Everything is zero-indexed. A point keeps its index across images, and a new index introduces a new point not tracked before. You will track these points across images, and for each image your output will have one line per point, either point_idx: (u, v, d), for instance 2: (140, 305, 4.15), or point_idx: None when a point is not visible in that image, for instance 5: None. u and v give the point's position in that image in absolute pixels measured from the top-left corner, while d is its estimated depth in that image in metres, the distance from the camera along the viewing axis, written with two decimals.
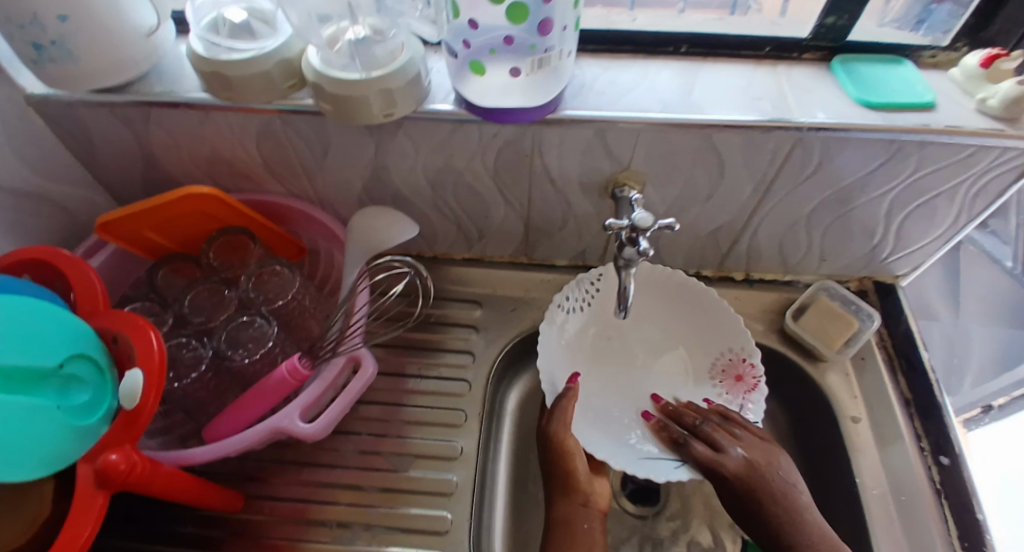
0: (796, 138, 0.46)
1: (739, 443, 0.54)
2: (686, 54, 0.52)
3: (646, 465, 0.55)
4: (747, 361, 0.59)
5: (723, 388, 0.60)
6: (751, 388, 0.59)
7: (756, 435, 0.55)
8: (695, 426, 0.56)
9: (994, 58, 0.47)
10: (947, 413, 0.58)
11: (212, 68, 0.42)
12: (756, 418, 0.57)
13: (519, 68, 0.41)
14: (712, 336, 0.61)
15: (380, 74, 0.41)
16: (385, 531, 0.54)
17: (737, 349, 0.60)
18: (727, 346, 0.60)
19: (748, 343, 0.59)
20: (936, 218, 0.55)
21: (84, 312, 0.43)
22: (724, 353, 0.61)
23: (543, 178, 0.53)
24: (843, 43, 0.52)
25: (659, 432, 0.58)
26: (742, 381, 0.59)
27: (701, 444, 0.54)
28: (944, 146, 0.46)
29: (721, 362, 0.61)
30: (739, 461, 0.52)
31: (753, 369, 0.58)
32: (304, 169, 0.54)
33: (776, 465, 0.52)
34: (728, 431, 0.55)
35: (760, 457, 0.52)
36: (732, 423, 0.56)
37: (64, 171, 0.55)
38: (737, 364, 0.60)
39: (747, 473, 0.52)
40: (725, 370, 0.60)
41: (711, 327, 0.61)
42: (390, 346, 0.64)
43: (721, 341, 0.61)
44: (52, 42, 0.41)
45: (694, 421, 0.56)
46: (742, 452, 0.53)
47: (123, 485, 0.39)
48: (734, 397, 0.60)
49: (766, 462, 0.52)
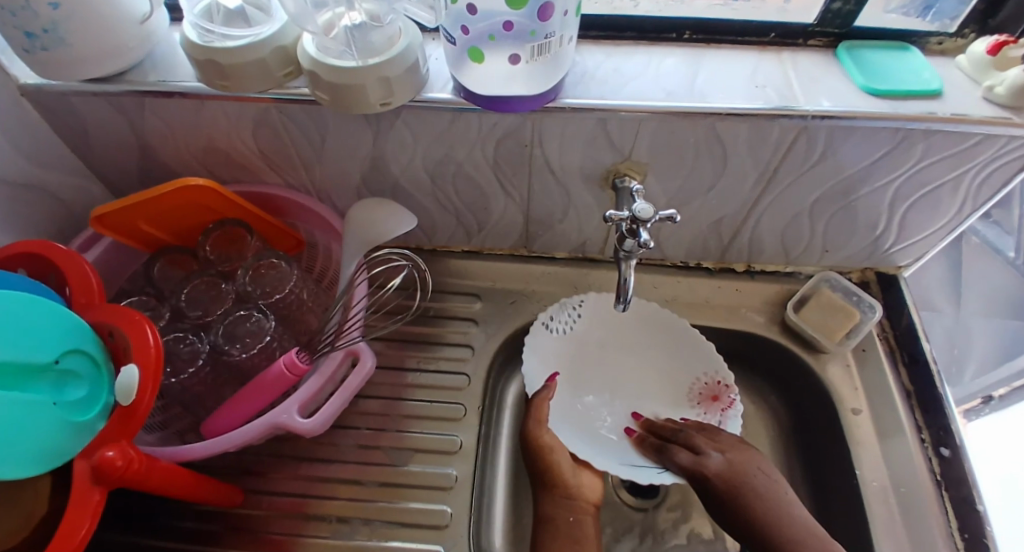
0: (801, 127, 0.45)
1: (717, 445, 0.54)
2: (690, 40, 0.52)
3: (629, 469, 0.55)
4: (724, 384, 0.59)
5: (700, 409, 0.60)
6: (728, 407, 0.58)
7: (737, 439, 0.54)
8: (675, 435, 0.56)
9: (1001, 45, 0.46)
10: (948, 405, 0.58)
11: (207, 56, 0.41)
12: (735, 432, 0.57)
13: (519, 55, 0.40)
14: (686, 361, 0.61)
15: (378, 61, 0.40)
16: (384, 525, 0.53)
17: (712, 373, 0.60)
18: (701, 371, 0.61)
19: (723, 368, 0.59)
20: (940, 208, 0.55)
21: (79, 306, 0.42)
22: (699, 378, 0.61)
23: (543, 169, 0.52)
24: (849, 29, 0.51)
25: (641, 445, 0.57)
26: (719, 401, 0.59)
27: (681, 450, 0.54)
28: (949, 135, 0.46)
29: (696, 386, 0.61)
30: (720, 462, 0.52)
31: (729, 391, 0.59)
32: (301, 160, 0.53)
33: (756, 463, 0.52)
34: (709, 436, 0.55)
35: (740, 457, 0.52)
36: (710, 431, 0.56)
37: (59, 162, 0.54)
38: (714, 387, 0.60)
39: (729, 473, 0.51)
40: (702, 393, 0.60)
41: (685, 353, 0.61)
42: (389, 340, 0.63)
43: (696, 365, 0.61)
44: (44, 30, 0.40)
45: (673, 431, 0.56)
46: (721, 454, 0.52)
47: (121, 481, 0.39)
48: (711, 416, 0.59)
49: (745, 460, 0.52)
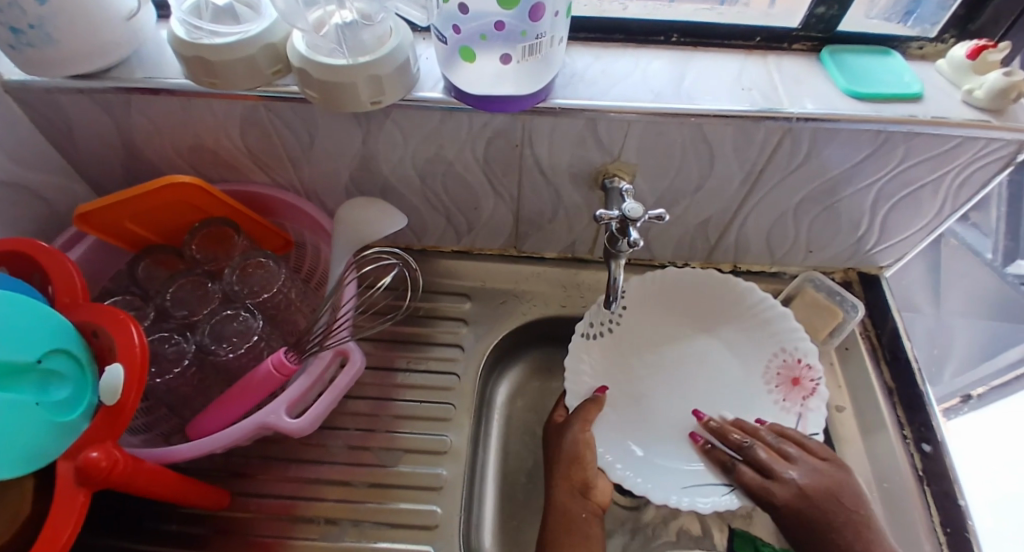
0: (786, 129, 0.46)
1: (792, 466, 0.51)
2: (677, 43, 0.52)
3: (693, 493, 0.53)
4: (804, 363, 0.58)
5: (780, 394, 0.59)
6: (809, 393, 0.57)
7: (811, 456, 0.52)
8: (742, 447, 0.53)
9: (980, 50, 0.47)
10: (930, 402, 0.59)
11: (195, 52, 0.41)
12: (815, 429, 0.55)
13: (510, 55, 0.40)
14: (760, 338, 0.60)
15: (368, 60, 0.40)
16: (373, 526, 0.53)
17: (791, 350, 0.59)
18: (781, 347, 0.59)
19: (805, 343, 0.58)
20: (920, 209, 0.56)
21: (63, 305, 0.42)
22: (778, 356, 0.59)
23: (533, 169, 0.52)
24: (833, 34, 0.52)
25: (707, 454, 0.55)
26: (800, 386, 0.58)
27: (749, 468, 0.52)
28: (930, 137, 0.47)
29: (775, 365, 0.59)
30: (792, 489, 0.50)
31: (811, 371, 0.57)
32: (290, 158, 0.53)
33: (834, 493, 0.50)
34: (780, 451, 0.53)
35: (815, 483, 0.50)
36: (786, 441, 0.54)
37: (41, 160, 0.53)
38: (794, 367, 0.58)
39: (800, 504, 0.50)
40: (781, 375, 0.59)
41: (759, 331, 0.60)
42: (378, 340, 0.63)
43: (774, 342, 0.60)
44: (30, 26, 0.39)
45: (740, 442, 0.54)
46: (795, 477, 0.51)
47: (105, 483, 0.38)
48: (792, 404, 0.58)
49: (824, 489, 0.50)
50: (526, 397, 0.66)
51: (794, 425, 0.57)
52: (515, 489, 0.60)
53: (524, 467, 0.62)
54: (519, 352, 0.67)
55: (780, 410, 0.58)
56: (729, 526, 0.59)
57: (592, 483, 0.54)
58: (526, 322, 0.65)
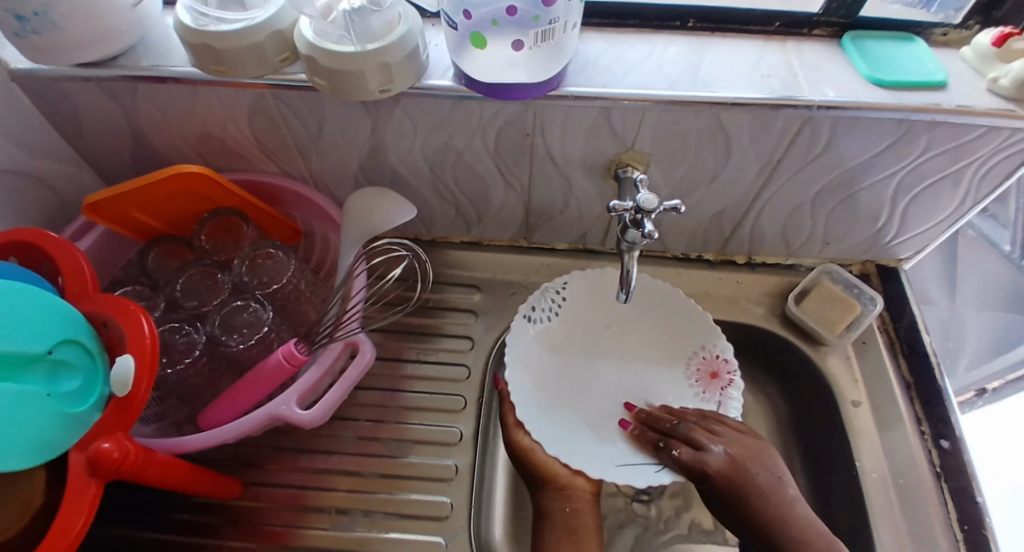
0: (806, 117, 0.45)
1: (720, 440, 0.53)
2: (693, 29, 0.51)
3: (625, 472, 0.53)
4: (721, 358, 0.58)
5: (699, 388, 0.59)
6: (727, 384, 0.58)
7: (737, 432, 0.54)
8: (672, 429, 0.54)
9: (1006, 38, 0.45)
10: (948, 397, 0.58)
11: (201, 40, 0.40)
12: (737, 414, 0.56)
13: (522, 41, 0.39)
14: (681, 338, 0.61)
15: (378, 47, 0.39)
16: (384, 517, 0.53)
17: (710, 347, 0.59)
18: (700, 346, 0.59)
19: (721, 341, 0.58)
20: (942, 201, 0.54)
21: (73, 295, 0.42)
22: (698, 354, 0.60)
23: (545, 158, 0.51)
24: (854, 19, 0.50)
25: (637, 441, 0.55)
26: (718, 378, 0.58)
27: (681, 446, 0.52)
28: (953, 127, 0.46)
29: (694, 362, 0.60)
30: (723, 459, 0.51)
31: (728, 365, 0.58)
32: (298, 147, 0.53)
33: (760, 459, 0.52)
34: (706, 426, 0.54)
35: (744, 451, 0.52)
36: (711, 421, 0.55)
37: (50, 149, 0.53)
38: (712, 362, 0.59)
39: (732, 471, 0.51)
40: (700, 370, 0.59)
41: (681, 330, 0.60)
42: (388, 331, 0.63)
43: (692, 341, 0.60)
44: (34, 13, 0.39)
45: (670, 425, 0.55)
46: (723, 449, 0.52)
47: (117, 473, 0.38)
48: (711, 395, 0.58)
49: (750, 457, 0.51)
50: None
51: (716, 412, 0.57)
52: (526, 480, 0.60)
53: None
54: None
55: (701, 401, 0.59)
56: None
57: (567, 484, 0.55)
58: None
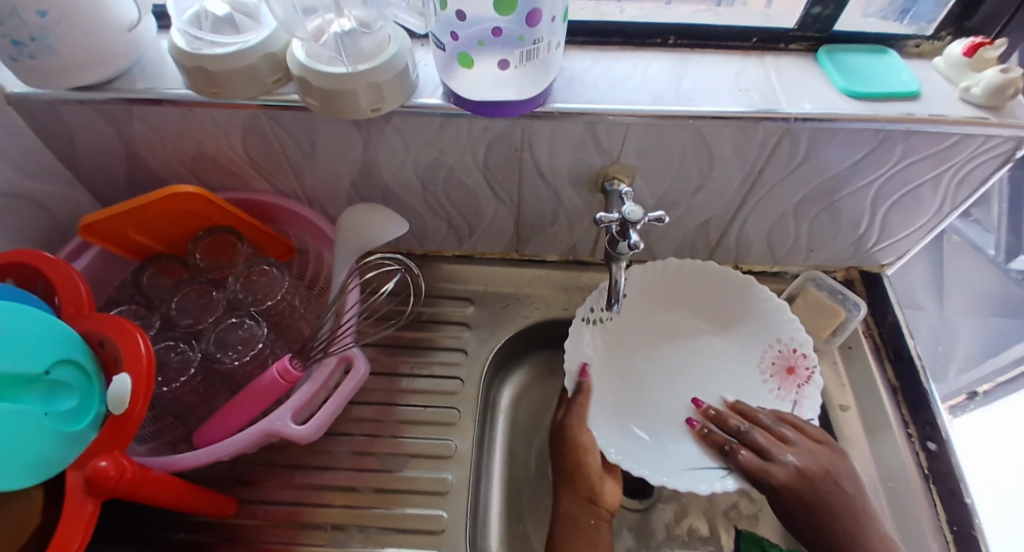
0: (785, 128, 0.46)
1: (791, 450, 0.52)
2: (674, 46, 0.52)
3: (695, 476, 0.53)
4: (799, 353, 0.58)
5: (774, 383, 0.59)
6: (805, 381, 0.57)
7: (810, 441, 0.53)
8: (740, 432, 0.54)
9: (976, 47, 0.47)
10: (934, 402, 0.59)
11: (195, 62, 0.41)
12: (811, 416, 0.56)
13: (508, 60, 0.40)
14: (756, 329, 0.60)
15: (368, 68, 0.40)
16: (380, 531, 0.53)
17: (786, 341, 0.58)
18: (776, 338, 0.59)
19: (800, 334, 0.58)
20: (921, 207, 0.56)
21: (68, 315, 0.42)
22: (774, 347, 0.59)
23: (533, 173, 0.53)
24: (830, 33, 0.52)
25: (703, 438, 0.55)
26: (795, 374, 0.57)
27: (747, 451, 0.53)
28: (928, 135, 0.47)
29: (770, 356, 0.59)
30: (790, 470, 0.51)
31: (806, 360, 0.57)
32: (292, 165, 0.53)
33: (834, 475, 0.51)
34: (779, 425, 0.54)
35: (814, 467, 0.51)
36: (785, 425, 0.54)
37: (44, 171, 0.53)
38: (789, 356, 0.58)
39: (796, 485, 0.51)
40: (776, 365, 0.59)
41: (756, 323, 0.60)
42: (382, 346, 0.63)
43: (769, 333, 0.59)
44: (31, 38, 0.40)
45: (739, 427, 0.54)
46: (793, 460, 0.51)
47: (113, 492, 0.38)
48: (786, 393, 0.58)
49: (823, 471, 0.51)
50: (530, 399, 0.66)
51: (791, 412, 0.57)
52: (521, 491, 0.60)
53: (528, 471, 0.62)
54: (523, 355, 0.67)
55: (775, 398, 0.58)
56: (736, 528, 0.59)
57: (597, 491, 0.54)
58: (528, 326, 0.65)
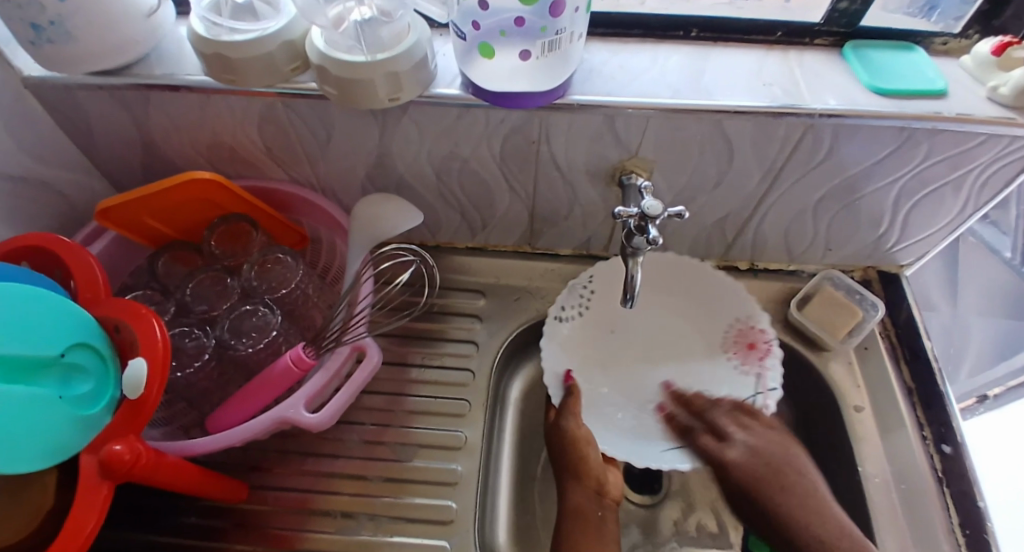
0: (808, 124, 0.46)
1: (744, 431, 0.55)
2: (696, 39, 0.52)
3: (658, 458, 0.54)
4: (757, 329, 0.58)
5: (738, 359, 0.59)
6: (766, 353, 0.57)
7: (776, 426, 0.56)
8: (704, 414, 0.57)
9: (1004, 46, 0.46)
10: (949, 402, 0.59)
11: (214, 49, 0.41)
12: (774, 386, 0.56)
13: (529, 51, 0.40)
14: (717, 309, 0.61)
15: (387, 57, 0.40)
16: (390, 520, 0.53)
17: (744, 318, 0.59)
18: (734, 317, 0.60)
19: (755, 311, 0.58)
20: (943, 207, 0.55)
21: (84, 300, 0.42)
22: (733, 326, 0.60)
23: (550, 165, 0.52)
24: (855, 28, 0.51)
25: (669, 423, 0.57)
26: (755, 349, 0.58)
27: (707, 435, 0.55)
28: (955, 134, 0.46)
29: (731, 334, 0.60)
30: (743, 451, 0.54)
31: (764, 334, 0.57)
32: (307, 154, 0.53)
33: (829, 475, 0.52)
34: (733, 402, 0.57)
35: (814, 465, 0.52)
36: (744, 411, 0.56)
37: (61, 156, 0.53)
38: (748, 332, 0.59)
39: (749, 464, 0.53)
40: (736, 340, 0.59)
41: (720, 303, 0.61)
42: (394, 336, 0.63)
43: (727, 313, 0.60)
44: (50, 22, 0.40)
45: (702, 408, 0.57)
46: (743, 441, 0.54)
47: (128, 476, 0.39)
48: (750, 366, 0.58)
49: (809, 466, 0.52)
50: (541, 391, 0.66)
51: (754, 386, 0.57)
52: (528, 484, 0.61)
53: (536, 464, 0.62)
54: (534, 348, 0.67)
55: (739, 374, 0.58)
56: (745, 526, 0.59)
57: (603, 480, 0.54)
58: (540, 320, 0.64)
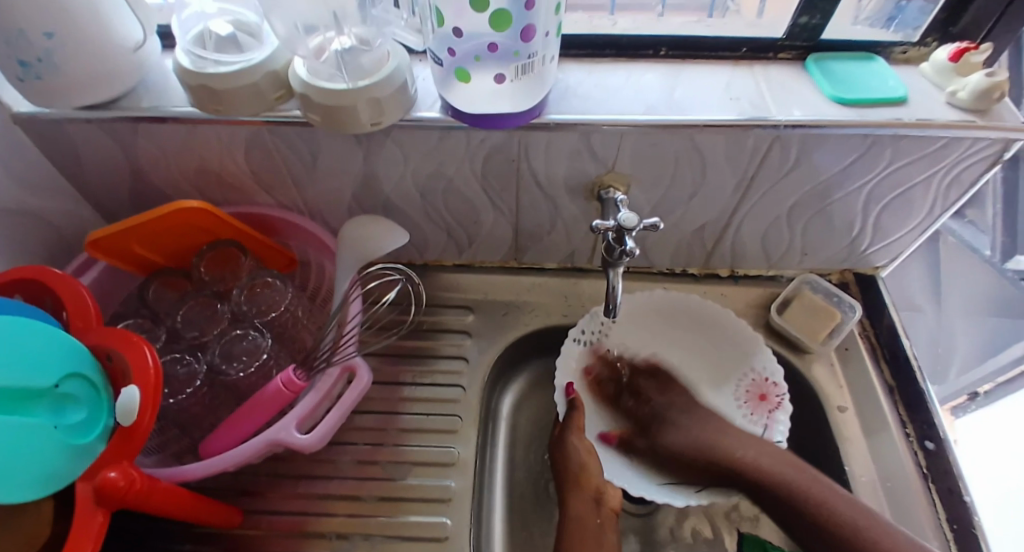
0: (774, 136, 0.48)
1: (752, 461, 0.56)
2: (666, 56, 0.54)
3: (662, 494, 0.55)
4: (771, 381, 0.60)
5: (748, 409, 0.61)
6: (776, 407, 0.59)
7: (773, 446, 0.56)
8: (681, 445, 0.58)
9: (962, 52, 0.49)
10: (930, 400, 0.60)
11: (199, 81, 0.42)
12: (781, 439, 0.58)
13: (504, 74, 0.42)
14: (731, 360, 0.63)
15: (369, 83, 0.41)
16: (384, 540, 0.54)
17: (759, 370, 0.61)
18: (748, 369, 0.62)
19: (771, 365, 0.60)
20: (913, 209, 0.57)
21: (76, 329, 0.43)
22: (747, 376, 0.62)
23: (531, 182, 0.54)
24: (817, 42, 0.53)
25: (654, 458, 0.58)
26: (766, 401, 0.60)
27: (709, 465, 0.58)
28: (915, 139, 0.48)
29: (745, 385, 0.62)
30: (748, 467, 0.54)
31: (776, 388, 0.59)
32: (294, 180, 0.55)
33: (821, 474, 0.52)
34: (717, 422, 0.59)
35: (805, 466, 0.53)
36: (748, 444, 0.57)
37: (50, 188, 0.54)
38: (761, 385, 0.61)
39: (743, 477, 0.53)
40: (748, 391, 0.61)
41: (736, 354, 0.62)
42: (384, 355, 0.64)
43: (744, 363, 0.62)
44: (38, 59, 0.41)
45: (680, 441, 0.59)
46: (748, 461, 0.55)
47: (123, 502, 0.39)
48: (758, 417, 0.60)
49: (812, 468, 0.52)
50: (530, 404, 0.67)
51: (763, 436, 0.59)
52: (523, 498, 0.61)
53: (528, 475, 0.62)
54: (524, 362, 0.68)
55: (746, 422, 0.60)
56: (739, 531, 0.60)
57: (601, 489, 0.55)
58: (528, 334, 0.66)
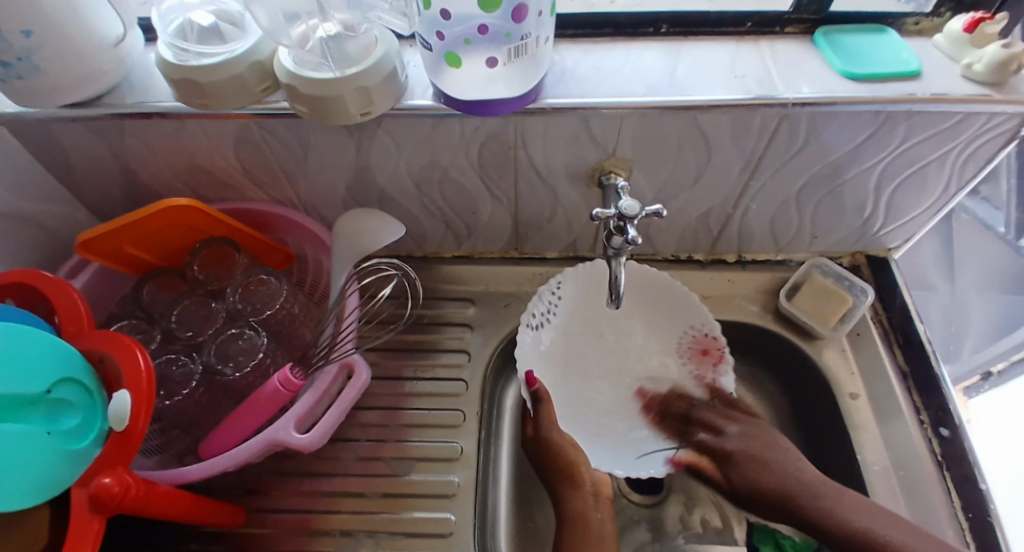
0: (782, 114, 0.46)
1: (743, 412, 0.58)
2: (667, 34, 0.52)
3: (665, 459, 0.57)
4: (711, 336, 0.59)
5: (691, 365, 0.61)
6: (718, 361, 0.59)
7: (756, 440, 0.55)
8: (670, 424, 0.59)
9: (977, 22, 0.46)
10: (945, 385, 0.58)
11: (182, 74, 0.41)
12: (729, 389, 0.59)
13: (495, 57, 0.40)
14: (672, 318, 0.62)
15: (356, 72, 0.40)
16: (387, 536, 0.53)
17: (698, 326, 0.60)
18: (688, 324, 0.61)
19: (709, 319, 0.59)
20: (927, 185, 0.54)
21: (69, 334, 0.42)
22: (686, 332, 0.61)
23: (529, 171, 0.52)
24: (825, 14, 0.51)
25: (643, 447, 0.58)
26: (709, 355, 0.60)
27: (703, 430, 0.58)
28: (931, 115, 0.46)
29: (686, 341, 0.61)
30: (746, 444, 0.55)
31: (717, 342, 0.59)
32: (286, 173, 0.53)
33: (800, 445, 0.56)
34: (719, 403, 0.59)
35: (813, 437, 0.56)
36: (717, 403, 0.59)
37: (40, 189, 0.53)
38: (702, 340, 0.60)
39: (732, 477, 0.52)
40: (692, 347, 0.61)
41: (672, 310, 0.61)
42: (384, 350, 0.63)
43: (682, 320, 0.61)
44: (17, 58, 0.39)
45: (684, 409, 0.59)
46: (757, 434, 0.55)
47: (118, 509, 0.38)
48: (703, 372, 0.60)
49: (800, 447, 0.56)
50: None
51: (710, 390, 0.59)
52: (529, 491, 0.60)
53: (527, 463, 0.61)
54: None
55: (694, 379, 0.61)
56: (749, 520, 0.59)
57: (595, 481, 0.54)
58: None
